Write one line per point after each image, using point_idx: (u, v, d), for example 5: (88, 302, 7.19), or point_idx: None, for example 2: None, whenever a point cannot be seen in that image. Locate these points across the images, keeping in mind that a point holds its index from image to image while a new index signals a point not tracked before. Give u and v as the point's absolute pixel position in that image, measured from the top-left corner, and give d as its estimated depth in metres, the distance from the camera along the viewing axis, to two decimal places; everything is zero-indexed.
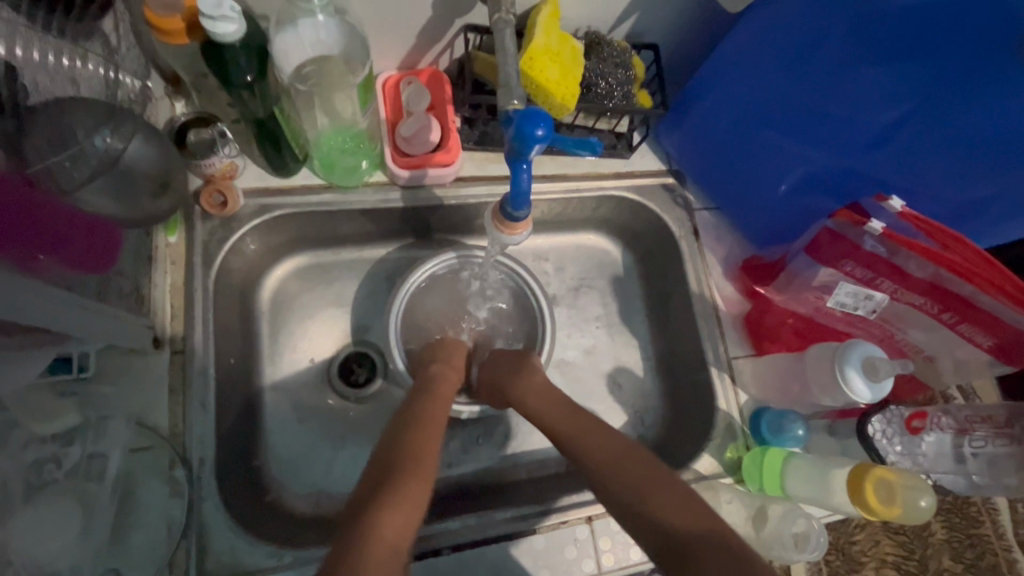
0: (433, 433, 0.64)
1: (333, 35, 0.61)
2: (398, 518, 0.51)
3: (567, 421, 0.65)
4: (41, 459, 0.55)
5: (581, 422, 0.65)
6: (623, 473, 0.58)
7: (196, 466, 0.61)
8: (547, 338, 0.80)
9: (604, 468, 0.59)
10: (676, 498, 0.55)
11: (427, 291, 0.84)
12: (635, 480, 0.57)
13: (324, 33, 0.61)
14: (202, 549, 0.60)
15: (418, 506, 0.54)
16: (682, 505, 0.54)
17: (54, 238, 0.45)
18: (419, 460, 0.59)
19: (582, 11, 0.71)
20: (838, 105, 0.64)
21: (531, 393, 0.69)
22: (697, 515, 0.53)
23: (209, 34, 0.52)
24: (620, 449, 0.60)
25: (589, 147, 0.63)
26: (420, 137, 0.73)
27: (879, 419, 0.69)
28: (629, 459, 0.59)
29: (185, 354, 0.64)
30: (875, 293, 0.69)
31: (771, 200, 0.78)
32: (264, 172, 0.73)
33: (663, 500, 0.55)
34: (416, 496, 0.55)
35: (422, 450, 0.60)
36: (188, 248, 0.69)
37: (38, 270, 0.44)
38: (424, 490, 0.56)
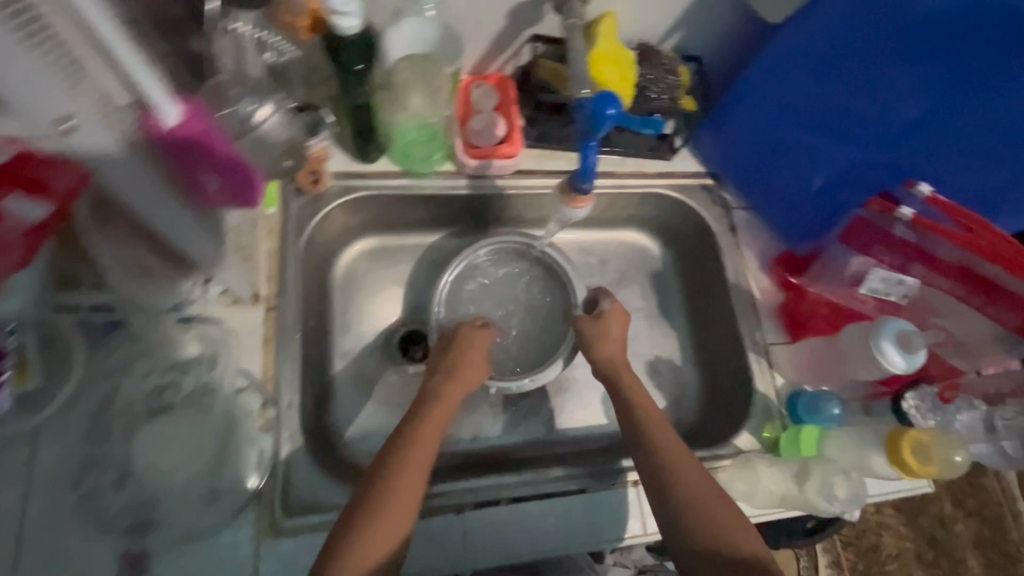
0: (440, 422, 0.67)
1: (435, 31, 0.75)
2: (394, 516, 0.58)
3: (673, 458, 0.67)
4: (160, 386, 0.65)
5: (675, 460, 0.66)
6: (701, 515, 0.63)
7: (284, 409, 0.68)
8: (580, 292, 0.85)
9: (675, 471, 0.66)
10: (732, 517, 0.63)
11: (474, 276, 0.89)
12: (712, 522, 0.63)
13: (428, 29, 0.74)
14: (287, 483, 0.66)
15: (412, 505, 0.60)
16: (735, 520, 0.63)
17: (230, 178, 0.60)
18: (413, 477, 0.61)
19: (635, 25, 0.81)
20: (870, 104, 0.72)
21: (642, 433, 0.69)
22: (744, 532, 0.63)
23: (333, 28, 0.62)
24: (710, 495, 0.64)
25: (653, 125, 0.82)
26: (488, 131, 0.83)
27: (912, 395, 0.74)
28: (718, 500, 0.64)
29: (277, 311, 0.71)
30: (907, 278, 0.74)
31: (806, 195, 0.85)
32: (348, 158, 0.82)
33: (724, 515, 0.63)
34: (411, 490, 0.60)
35: (424, 449, 0.64)
36: (283, 220, 0.77)
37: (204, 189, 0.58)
38: (416, 495, 0.60)
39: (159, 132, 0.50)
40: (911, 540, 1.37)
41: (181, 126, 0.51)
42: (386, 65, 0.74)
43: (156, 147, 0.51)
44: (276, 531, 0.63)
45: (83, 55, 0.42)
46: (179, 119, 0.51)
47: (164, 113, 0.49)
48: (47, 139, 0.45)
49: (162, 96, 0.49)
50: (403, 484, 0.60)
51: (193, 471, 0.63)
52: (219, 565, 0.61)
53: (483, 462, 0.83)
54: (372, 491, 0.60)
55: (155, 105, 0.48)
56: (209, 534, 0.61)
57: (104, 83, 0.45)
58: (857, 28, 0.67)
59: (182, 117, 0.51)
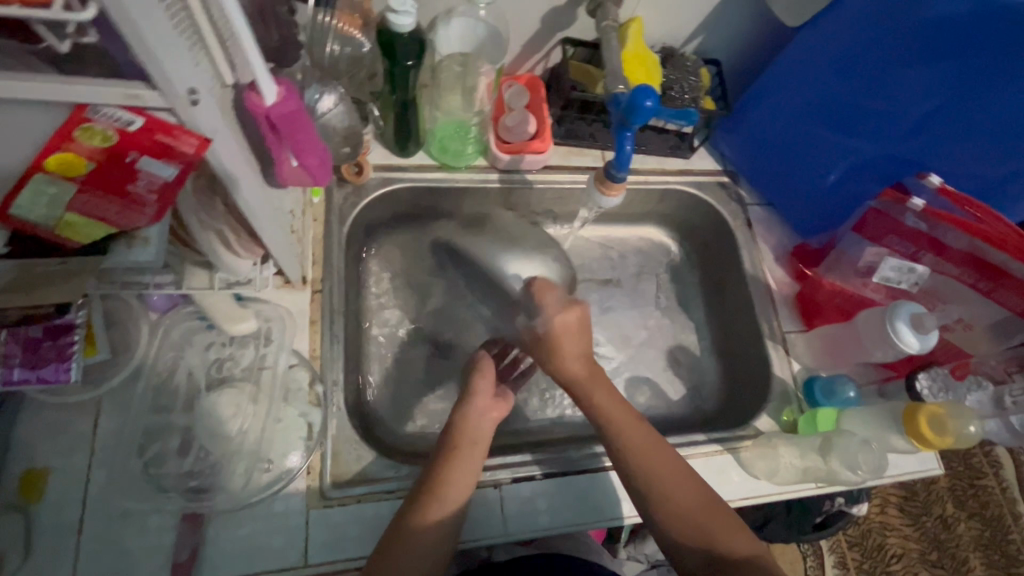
0: (487, 421, 0.70)
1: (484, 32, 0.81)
2: (462, 484, 0.64)
3: (653, 458, 0.67)
4: (218, 359, 0.68)
5: (658, 454, 0.67)
6: (684, 524, 0.64)
7: (330, 385, 0.71)
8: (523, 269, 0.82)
9: (652, 465, 0.66)
10: (735, 530, 0.64)
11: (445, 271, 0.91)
12: (705, 531, 0.64)
13: (479, 30, 0.81)
14: (335, 455, 0.69)
15: (463, 496, 0.63)
16: (738, 532, 0.64)
17: (299, 144, 0.49)
18: (458, 473, 0.64)
19: (661, 29, 0.86)
20: (883, 100, 0.76)
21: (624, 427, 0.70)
22: (745, 544, 0.63)
23: (388, 24, 0.66)
24: (699, 504, 0.65)
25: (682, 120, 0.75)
26: (521, 127, 0.87)
27: (924, 376, 0.79)
28: (703, 497, 0.66)
29: (324, 293, 0.75)
30: (917, 266, 0.79)
31: (822, 188, 0.89)
32: (389, 152, 0.87)
33: (726, 528, 0.64)
34: (463, 470, 0.65)
35: (466, 439, 0.67)
36: (327, 209, 0.81)
37: (285, 173, 0.51)
38: (470, 481, 0.64)
39: (258, 112, 0.45)
40: (916, 541, 1.40)
41: (278, 105, 0.46)
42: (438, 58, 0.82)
43: (261, 124, 0.46)
44: (324, 501, 0.66)
45: (206, 32, 0.39)
46: (275, 99, 0.46)
47: (263, 90, 0.44)
48: (174, 112, 0.38)
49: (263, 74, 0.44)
50: (450, 488, 0.63)
51: (249, 440, 0.66)
52: (272, 531, 0.63)
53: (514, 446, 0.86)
54: (431, 474, 0.64)
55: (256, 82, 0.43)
56: (263, 501, 0.64)
57: (215, 62, 0.41)
58: (870, 32, 0.72)
59: (280, 94, 0.46)
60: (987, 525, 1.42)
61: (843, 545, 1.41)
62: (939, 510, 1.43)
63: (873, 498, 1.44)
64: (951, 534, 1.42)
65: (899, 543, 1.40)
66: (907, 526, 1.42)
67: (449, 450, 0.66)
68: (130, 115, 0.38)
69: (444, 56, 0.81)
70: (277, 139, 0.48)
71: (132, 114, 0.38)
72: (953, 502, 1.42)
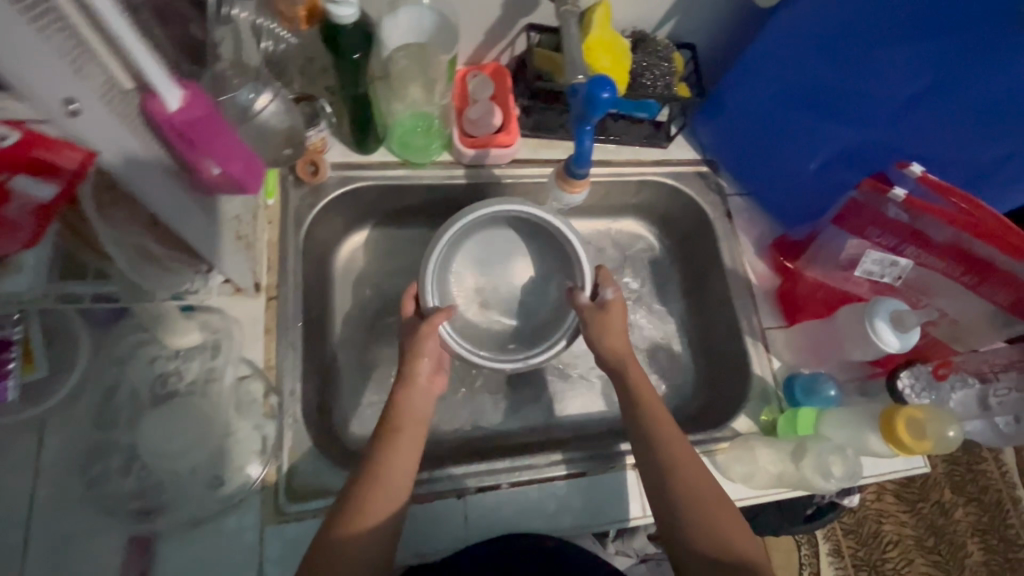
0: (422, 397, 0.68)
1: (432, 21, 0.75)
2: (406, 467, 0.63)
3: (670, 439, 0.67)
4: (163, 375, 0.65)
5: (685, 466, 0.66)
6: (698, 509, 0.63)
7: (287, 396, 0.69)
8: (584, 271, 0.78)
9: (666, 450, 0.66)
10: (734, 527, 0.63)
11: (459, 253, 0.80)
12: (713, 525, 0.62)
13: (426, 20, 0.74)
14: (291, 469, 0.67)
15: (404, 491, 0.62)
16: (739, 527, 0.63)
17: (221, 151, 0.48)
18: (392, 470, 0.62)
19: (630, 13, 0.82)
20: (863, 85, 0.71)
21: (638, 419, 0.69)
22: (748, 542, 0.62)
23: (329, 17, 0.63)
24: (710, 495, 0.64)
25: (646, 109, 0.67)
26: (485, 120, 0.82)
27: (907, 374, 0.76)
28: (722, 507, 0.64)
29: (279, 300, 0.73)
30: (900, 259, 0.75)
31: (803, 177, 0.85)
32: (348, 149, 0.83)
33: (728, 524, 0.63)
34: (408, 446, 0.65)
35: (410, 420, 0.66)
36: (283, 211, 0.78)
37: (208, 179, 0.49)
38: (410, 471, 0.63)
39: (161, 119, 0.42)
40: (912, 527, 1.38)
41: (185, 110, 0.43)
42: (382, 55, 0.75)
43: (168, 132, 0.43)
44: (279, 517, 0.64)
45: (89, 38, 0.37)
46: (180, 104, 0.43)
47: (164, 95, 0.42)
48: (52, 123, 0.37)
49: (162, 77, 0.41)
50: (382, 487, 0.61)
51: (199, 458, 0.63)
52: (225, 550, 0.61)
53: (485, 452, 0.84)
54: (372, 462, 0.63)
55: (154, 87, 0.41)
56: (214, 519, 0.62)
57: (104, 64, 0.39)
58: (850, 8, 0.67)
59: (186, 98, 0.43)
60: (985, 511, 1.40)
61: (838, 534, 1.38)
62: (936, 495, 1.40)
63: (868, 485, 1.41)
64: (949, 520, 1.39)
65: (895, 530, 1.38)
66: (904, 512, 1.39)
67: (387, 442, 0.64)
68: (5, 130, 0.40)
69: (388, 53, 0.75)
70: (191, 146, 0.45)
71: (8, 130, 0.40)
72: (950, 487, 1.40)
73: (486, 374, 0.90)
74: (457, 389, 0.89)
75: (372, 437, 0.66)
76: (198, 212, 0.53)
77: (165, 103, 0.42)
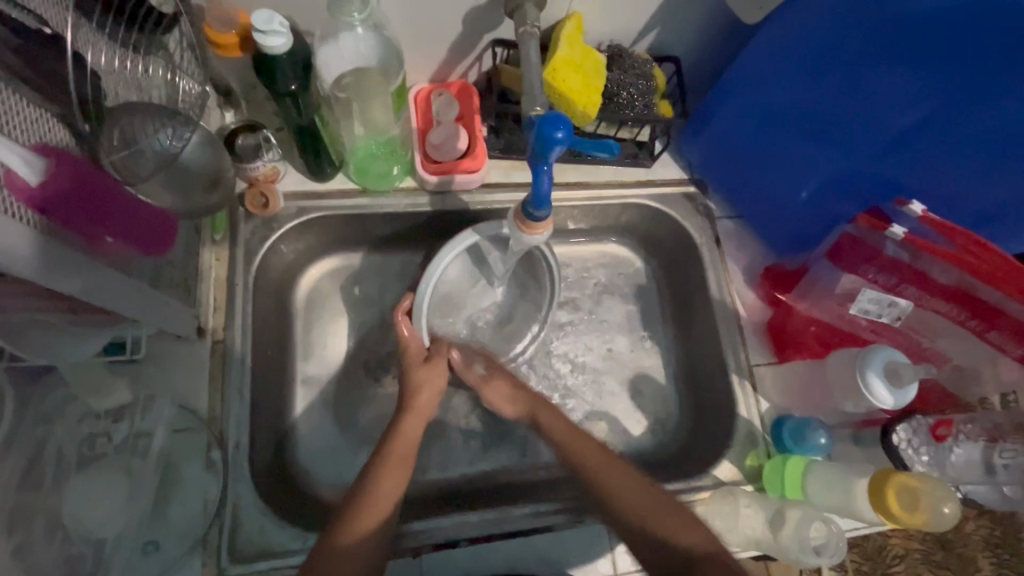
0: (418, 426, 0.70)
1: (372, 48, 0.68)
2: (392, 487, 0.63)
3: (606, 464, 0.65)
4: (95, 433, 0.62)
5: (604, 460, 0.65)
6: (639, 519, 0.60)
7: (231, 450, 0.64)
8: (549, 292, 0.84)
9: (602, 474, 0.64)
10: (678, 519, 0.60)
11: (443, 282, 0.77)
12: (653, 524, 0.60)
13: (365, 47, 0.67)
14: (234, 529, 0.62)
15: (390, 502, 0.61)
16: (687, 525, 0.59)
17: (115, 220, 0.48)
18: (382, 493, 0.61)
19: (605, 24, 0.74)
20: (858, 111, 0.64)
21: (590, 453, 0.66)
22: (697, 532, 0.59)
23: (260, 47, 0.58)
24: (648, 505, 0.61)
25: (606, 149, 0.65)
26: (448, 145, 0.77)
27: (904, 427, 0.70)
28: (631, 478, 0.63)
29: (225, 344, 0.68)
30: (898, 299, 0.68)
31: (793, 206, 0.77)
32: (303, 177, 0.78)
33: (669, 521, 0.60)
34: (398, 477, 0.64)
35: (398, 452, 0.66)
36: (232, 246, 0.73)
37: (104, 250, 0.48)
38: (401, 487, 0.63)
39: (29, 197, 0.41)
40: None
41: (51, 182, 0.42)
42: (323, 88, 0.69)
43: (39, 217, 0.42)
44: None
45: None
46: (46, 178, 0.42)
47: (24, 171, 0.41)
48: None
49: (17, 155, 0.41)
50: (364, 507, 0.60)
51: (132, 521, 0.60)
52: None
53: (452, 497, 0.80)
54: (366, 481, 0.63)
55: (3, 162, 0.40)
56: None
57: None
58: (846, 25, 0.61)
59: (49, 169, 0.42)
60: None
61: None
62: None
63: None
64: None
65: None
66: None
67: (350, 502, 0.61)
68: None
69: (331, 83, 0.68)
70: (73, 223, 0.45)
71: None
72: None
73: (457, 411, 0.86)
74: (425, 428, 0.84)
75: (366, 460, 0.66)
76: (113, 275, 0.49)
77: (24, 178, 0.41)
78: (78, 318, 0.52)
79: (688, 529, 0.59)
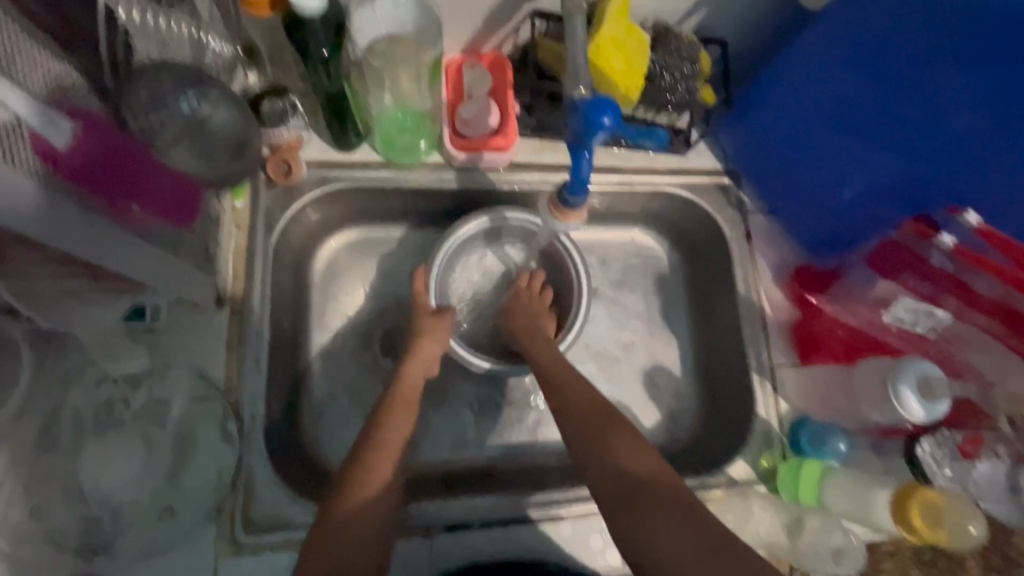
0: (419, 371, 0.73)
1: (411, 15, 0.66)
2: (397, 433, 0.67)
3: (573, 392, 0.68)
4: (112, 400, 0.61)
5: (572, 387, 0.69)
6: (598, 450, 0.62)
7: (248, 421, 0.64)
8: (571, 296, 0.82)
9: (568, 402, 0.67)
10: (634, 447, 0.62)
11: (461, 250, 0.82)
12: (612, 453, 0.61)
13: (405, 12, 0.66)
14: (248, 500, 0.62)
15: (396, 449, 0.66)
16: (644, 456, 0.61)
17: (133, 187, 0.48)
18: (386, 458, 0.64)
19: (653, 1, 0.70)
20: (913, 108, 0.62)
21: (559, 385, 0.69)
22: (652, 463, 0.60)
23: (293, 8, 0.55)
24: (614, 434, 0.63)
25: (653, 137, 0.82)
26: (479, 121, 0.73)
27: (929, 441, 0.69)
28: (596, 411, 0.66)
29: (244, 314, 0.67)
30: (937, 310, 0.66)
31: (832, 205, 0.74)
32: (327, 145, 0.75)
33: (628, 449, 0.61)
34: (401, 418, 0.68)
35: (398, 404, 0.69)
36: (252, 214, 0.71)
37: (130, 219, 0.48)
38: (399, 442, 0.66)
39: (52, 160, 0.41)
40: None
41: (76, 149, 0.41)
42: (354, 54, 0.66)
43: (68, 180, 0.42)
44: (236, 548, 0.61)
45: None
46: (70, 141, 0.41)
47: (52, 135, 0.40)
48: None
49: (45, 116, 0.39)
50: (373, 467, 0.63)
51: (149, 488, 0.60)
52: None
53: (463, 478, 0.80)
54: (377, 447, 0.65)
55: (36, 130, 0.38)
56: (167, 550, 0.59)
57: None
58: (910, 16, 0.59)
59: (75, 135, 0.41)
60: None
61: None
62: None
63: None
64: None
65: None
66: None
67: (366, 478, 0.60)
68: None
69: (365, 49, 0.66)
70: (99, 189, 0.44)
71: None
72: None
73: (470, 392, 0.85)
74: (437, 408, 0.84)
75: (372, 412, 0.70)
76: (133, 240, 0.48)
77: (53, 145, 0.40)
78: (97, 286, 0.51)
79: (645, 460, 0.60)
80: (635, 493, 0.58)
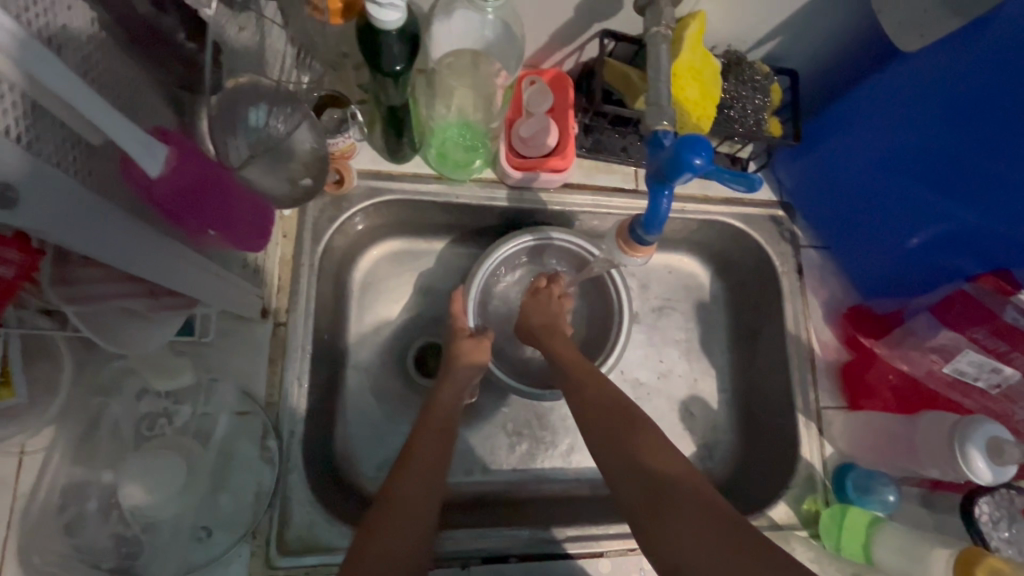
0: (453, 394, 0.69)
1: (492, 32, 0.64)
2: (436, 452, 0.63)
3: (587, 392, 0.64)
4: (155, 412, 0.60)
5: (586, 380, 0.65)
6: (617, 448, 0.57)
7: (286, 439, 0.62)
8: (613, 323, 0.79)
9: (583, 396, 0.64)
10: (652, 439, 0.56)
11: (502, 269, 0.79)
12: (628, 447, 0.56)
13: (488, 30, 0.63)
14: (283, 520, 0.60)
15: (438, 470, 0.62)
16: (660, 451, 0.55)
17: (211, 213, 0.47)
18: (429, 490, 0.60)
19: (729, 28, 0.68)
20: (994, 162, 0.60)
21: (578, 381, 0.66)
22: (671, 454, 0.55)
23: (371, 19, 0.52)
24: (632, 428, 0.58)
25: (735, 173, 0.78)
26: (538, 139, 0.70)
27: (987, 500, 0.64)
28: (611, 410, 0.61)
29: (287, 326, 0.65)
30: (1004, 367, 0.63)
31: (896, 251, 0.72)
32: (379, 156, 0.73)
33: (646, 444, 0.56)
34: (433, 436, 0.65)
35: (435, 424, 0.66)
36: (300, 223, 0.69)
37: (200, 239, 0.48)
38: (439, 467, 0.63)
39: (143, 183, 0.41)
40: None
41: (170, 176, 0.41)
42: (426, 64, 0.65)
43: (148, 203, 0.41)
44: (269, 571, 0.58)
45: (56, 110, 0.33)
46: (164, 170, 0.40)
47: (147, 161, 0.39)
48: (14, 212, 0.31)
49: (145, 144, 0.38)
50: (410, 497, 0.58)
51: (188, 505, 0.58)
52: None
53: (495, 504, 0.78)
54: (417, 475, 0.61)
55: (133, 155, 0.38)
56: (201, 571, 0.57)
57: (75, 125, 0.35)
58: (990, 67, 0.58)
59: (170, 162, 0.41)
60: None
61: None
62: None
63: None
64: None
65: None
66: None
67: (408, 506, 0.58)
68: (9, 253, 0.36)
69: (436, 63, 0.64)
70: (176, 215, 0.44)
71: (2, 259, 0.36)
72: None
73: (504, 414, 0.83)
74: (469, 429, 0.82)
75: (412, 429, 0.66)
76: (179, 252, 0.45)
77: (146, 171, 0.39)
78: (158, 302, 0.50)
79: (666, 455, 0.55)
80: (651, 495, 0.52)
